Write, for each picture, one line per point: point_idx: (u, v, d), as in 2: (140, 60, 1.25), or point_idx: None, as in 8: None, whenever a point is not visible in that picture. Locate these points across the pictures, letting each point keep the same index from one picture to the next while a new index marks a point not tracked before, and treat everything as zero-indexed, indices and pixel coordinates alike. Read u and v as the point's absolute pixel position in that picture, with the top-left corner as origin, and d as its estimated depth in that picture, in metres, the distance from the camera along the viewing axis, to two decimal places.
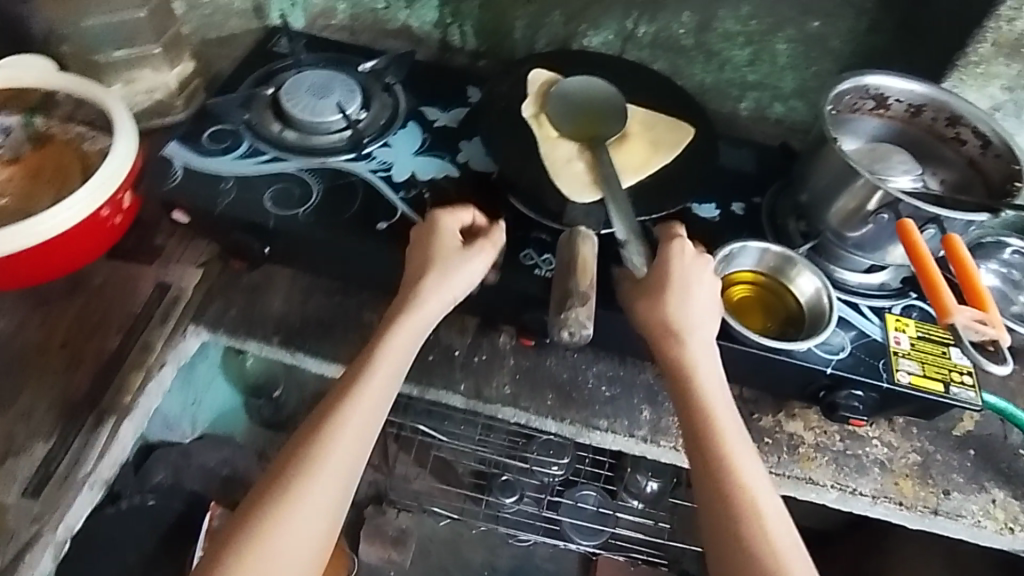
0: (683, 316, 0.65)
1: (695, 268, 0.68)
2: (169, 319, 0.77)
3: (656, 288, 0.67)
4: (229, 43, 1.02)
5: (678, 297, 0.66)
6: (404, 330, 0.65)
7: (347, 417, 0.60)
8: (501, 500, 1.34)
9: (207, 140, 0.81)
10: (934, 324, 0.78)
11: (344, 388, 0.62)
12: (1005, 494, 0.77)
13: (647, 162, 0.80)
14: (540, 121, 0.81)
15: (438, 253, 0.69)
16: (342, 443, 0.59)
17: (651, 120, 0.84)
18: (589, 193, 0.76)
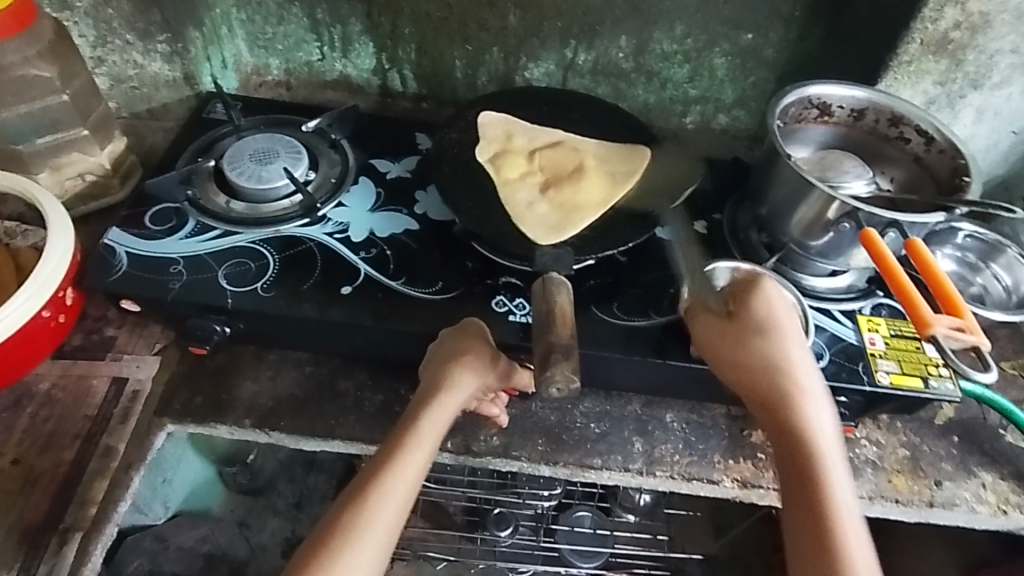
0: (771, 356, 0.61)
1: (782, 307, 0.65)
2: (130, 417, 0.72)
3: (737, 331, 0.63)
4: (160, 114, 0.98)
5: (764, 338, 0.62)
6: (439, 415, 0.62)
7: (380, 500, 0.56)
8: (497, 534, 1.28)
9: (150, 223, 0.77)
10: (903, 319, 0.80)
11: (379, 468, 0.58)
12: (993, 475, 0.79)
13: (607, 197, 0.80)
14: (496, 166, 0.81)
15: (469, 340, 0.67)
16: (376, 530, 0.54)
17: (604, 153, 0.84)
18: (555, 234, 0.76)
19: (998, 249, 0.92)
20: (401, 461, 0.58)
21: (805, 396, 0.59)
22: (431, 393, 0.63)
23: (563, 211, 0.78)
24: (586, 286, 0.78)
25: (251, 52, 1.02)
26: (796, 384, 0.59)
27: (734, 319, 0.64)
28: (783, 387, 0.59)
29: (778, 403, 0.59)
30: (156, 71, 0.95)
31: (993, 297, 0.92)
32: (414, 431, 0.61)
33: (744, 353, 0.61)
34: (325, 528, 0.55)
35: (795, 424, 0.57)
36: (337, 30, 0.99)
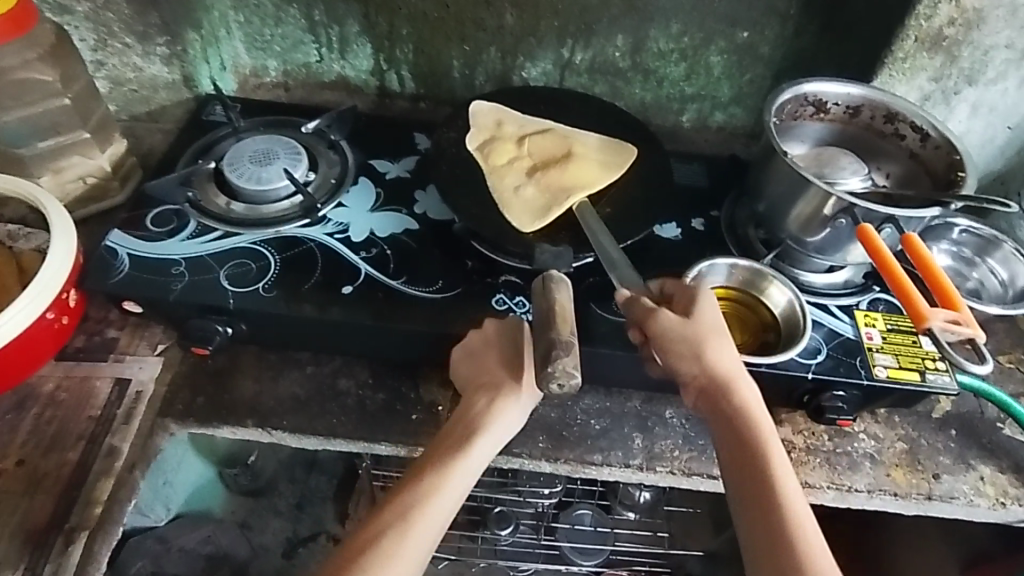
0: (720, 363, 0.62)
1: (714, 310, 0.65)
2: (133, 418, 0.73)
3: (689, 338, 0.62)
4: (159, 116, 0.98)
5: (713, 345, 0.62)
6: (487, 441, 0.62)
7: (418, 523, 0.56)
8: (498, 533, 1.29)
9: (151, 225, 0.78)
10: (900, 314, 0.80)
11: (419, 490, 0.58)
12: (991, 468, 0.80)
13: (596, 181, 0.79)
14: (486, 154, 0.82)
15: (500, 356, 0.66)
16: (413, 550, 0.55)
17: (597, 142, 0.85)
18: (539, 219, 0.76)
19: (994, 244, 0.92)
20: (442, 484, 0.59)
21: (752, 402, 0.62)
22: (473, 415, 0.63)
23: (553, 197, 0.78)
24: (586, 284, 0.79)
25: (249, 54, 1.02)
26: (742, 390, 0.62)
27: (686, 323, 0.63)
28: (732, 395, 0.62)
29: (737, 414, 0.61)
30: (155, 73, 0.95)
31: (989, 292, 0.92)
32: (459, 455, 0.61)
33: (698, 361, 0.62)
34: (359, 549, 0.55)
35: (749, 431, 0.60)
36: (335, 32, 0.99)
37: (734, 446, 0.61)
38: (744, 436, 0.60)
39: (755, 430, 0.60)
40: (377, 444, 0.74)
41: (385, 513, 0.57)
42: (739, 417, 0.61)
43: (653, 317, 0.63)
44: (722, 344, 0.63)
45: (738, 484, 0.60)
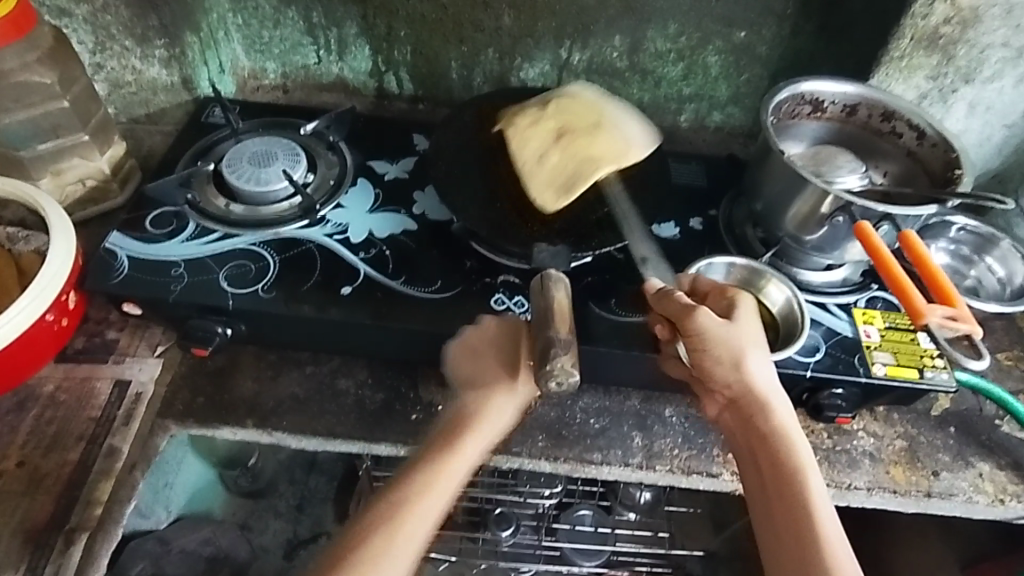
0: (760, 376, 0.62)
1: (752, 319, 0.64)
2: (133, 419, 0.73)
3: (730, 348, 0.61)
4: (158, 118, 0.98)
5: (754, 356, 0.62)
6: (482, 432, 0.61)
7: (403, 530, 0.56)
8: (499, 534, 1.29)
9: (150, 227, 0.78)
10: (898, 312, 0.80)
11: (407, 496, 0.57)
12: (990, 466, 0.80)
13: (619, 158, 0.79)
14: (512, 124, 0.83)
15: (498, 350, 0.66)
16: (396, 557, 0.55)
17: (623, 118, 0.84)
18: (560, 192, 0.78)
19: (992, 242, 0.93)
20: (428, 488, 0.58)
21: (787, 421, 0.61)
22: (467, 416, 0.63)
23: (575, 167, 0.79)
24: (584, 283, 0.79)
25: (248, 56, 1.03)
26: (778, 407, 0.61)
27: (727, 330, 0.62)
28: (769, 411, 0.61)
29: (772, 431, 0.60)
30: (154, 76, 0.95)
31: (987, 290, 0.92)
32: (448, 458, 0.60)
33: (736, 372, 0.61)
34: (344, 556, 0.55)
35: (784, 446, 0.59)
36: (334, 33, 1.00)
37: (765, 467, 0.59)
38: (779, 454, 0.59)
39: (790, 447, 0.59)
40: (376, 443, 0.74)
41: (372, 518, 0.57)
42: (774, 434, 0.60)
43: (689, 315, 0.62)
44: (762, 358, 0.62)
45: (769, 496, 0.58)
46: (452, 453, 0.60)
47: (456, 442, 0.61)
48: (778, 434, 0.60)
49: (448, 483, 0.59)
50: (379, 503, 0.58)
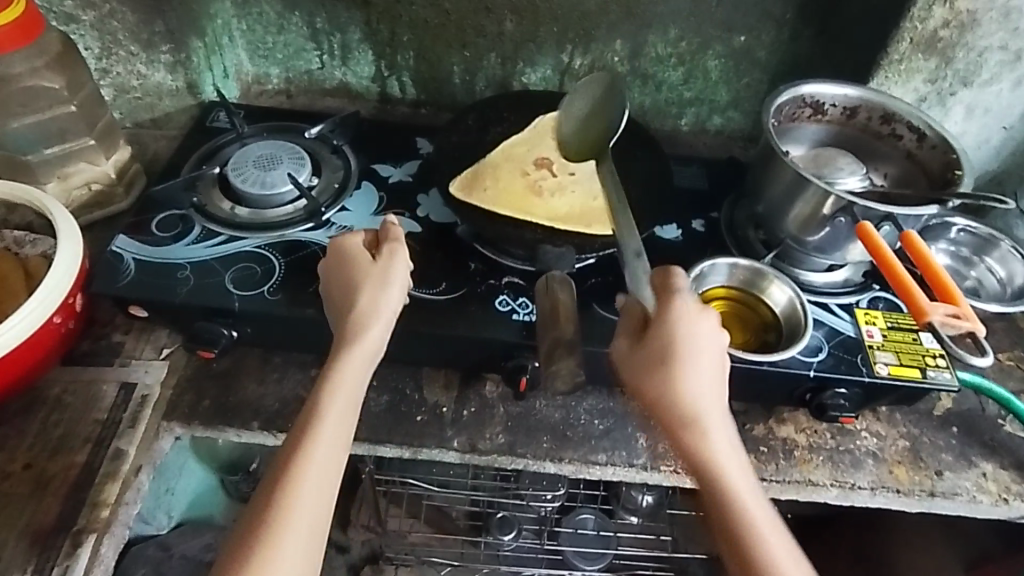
0: (662, 398, 0.57)
1: (669, 327, 0.58)
2: (139, 421, 0.73)
3: (634, 375, 0.59)
4: (163, 123, 0.99)
5: (656, 378, 0.57)
6: (357, 351, 0.61)
7: (303, 478, 0.54)
8: (500, 538, 1.36)
9: (156, 230, 0.78)
10: (900, 312, 0.81)
11: (295, 446, 0.56)
12: (993, 465, 0.80)
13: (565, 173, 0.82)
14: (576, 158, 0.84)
15: (365, 284, 0.64)
16: (304, 503, 0.53)
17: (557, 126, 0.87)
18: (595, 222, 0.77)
19: (992, 242, 0.93)
20: (314, 433, 0.56)
21: (702, 444, 0.56)
22: (342, 343, 0.62)
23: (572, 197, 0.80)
24: (588, 284, 0.79)
25: (251, 61, 1.04)
26: (692, 429, 0.56)
27: (631, 355, 0.59)
28: (682, 440, 0.56)
29: (687, 457, 0.56)
30: (159, 81, 0.96)
31: (988, 290, 0.93)
32: (327, 395, 0.59)
33: (663, 388, 0.57)
34: (255, 515, 0.53)
35: (710, 462, 0.55)
36: (337, 39, 1.01)
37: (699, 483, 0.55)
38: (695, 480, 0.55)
39: (704, 475, 0.55)
40: (381, 446, 0.76)
41: (271, 476, 0.55)
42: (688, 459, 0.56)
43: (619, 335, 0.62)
44: (679, 375, 0.57)
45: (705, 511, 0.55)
46: (330, 390, 0.59)
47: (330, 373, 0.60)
48: (698, 463, 0.55)
49: (336, 422, 0.58)
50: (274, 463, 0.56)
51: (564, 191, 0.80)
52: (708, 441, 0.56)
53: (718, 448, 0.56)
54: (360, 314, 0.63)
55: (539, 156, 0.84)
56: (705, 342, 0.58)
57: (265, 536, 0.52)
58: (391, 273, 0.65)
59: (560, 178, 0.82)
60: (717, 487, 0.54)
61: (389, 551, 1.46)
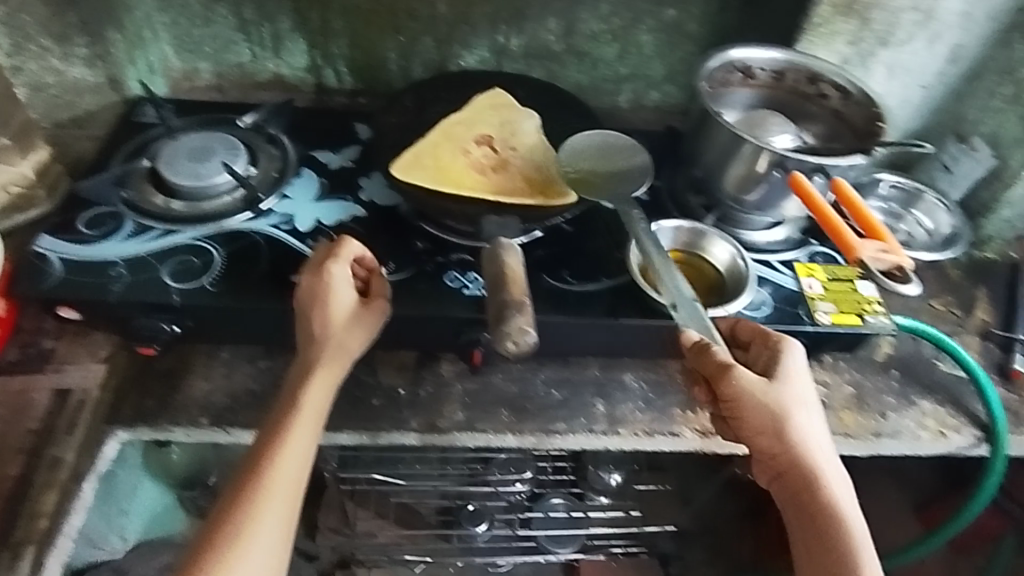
0: (803, 439, 0.62)
1: (798, 372, 0.64)
2: (77, 426, 0.70)
3: (772, 411, 0.62)
4: (86, 121, 0.93)
5: (796, 419, 0.62)
6: (326, 370, 0.63)
7: (270, 491, 0.57)
8: (472, 530, 1.37)
9: (84, 227, 0.75)
10: (837, 265, 0.84)
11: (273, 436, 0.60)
12: (931, 404, 0.84)
13: (503, 152, 0.82)
14: (511, 131, 0.84)
15: (342, 323, 0.65)
16: (269, 514, 0.56)
17: (482, 108, 0.86)
18: (546, 196, 0.77)
19: (917, 195, 0.99)
20: (289, 432, 0.59)
21: (835, 490, 0.61)
22: (309, 363, 0.63)
23: (515, 172, 0.79)
24: (535, 256, 0.80)
25: (178, 56, 1.00)
26: (828, 469, 0.61)
27: (766, 391, 0.62)
28: (817, 482, 0.61)
29: (820, 493, 0.60)
30: (76, 77, 0.90)
31: (918, 240, 0.96)
32: (294, 409, 0.61)
33: (778, 432, 0.62)
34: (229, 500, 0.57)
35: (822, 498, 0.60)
36: (267, 29, 0.98)
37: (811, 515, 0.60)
38: (825, 523, 0.60)
39: (841, 518, 0.60)
40: (337, 433, 0.74)
41: (235, 487, 0.57)
42: (821, 501, 0.60)
43: (731, 375, 0.61)
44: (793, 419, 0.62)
45: (809, 545, 0.60)
46: (297, 406, 0.61)
47: (301, 385, 0.62)
48: (834, 505, 0.60)
49: (304, 437, 0.60)
50: (236, 476, 0.58)
51: (506, 168, 0.80)
52: (839, 486, 0.61)
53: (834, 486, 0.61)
54: (331, 338, 0.64)
55: (477, 135, 0.83)
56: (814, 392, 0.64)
57: (230, 549, 0.54)
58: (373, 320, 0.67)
59: (499, 155, 0.81)
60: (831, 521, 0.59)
61: (359, 554, 1.44)
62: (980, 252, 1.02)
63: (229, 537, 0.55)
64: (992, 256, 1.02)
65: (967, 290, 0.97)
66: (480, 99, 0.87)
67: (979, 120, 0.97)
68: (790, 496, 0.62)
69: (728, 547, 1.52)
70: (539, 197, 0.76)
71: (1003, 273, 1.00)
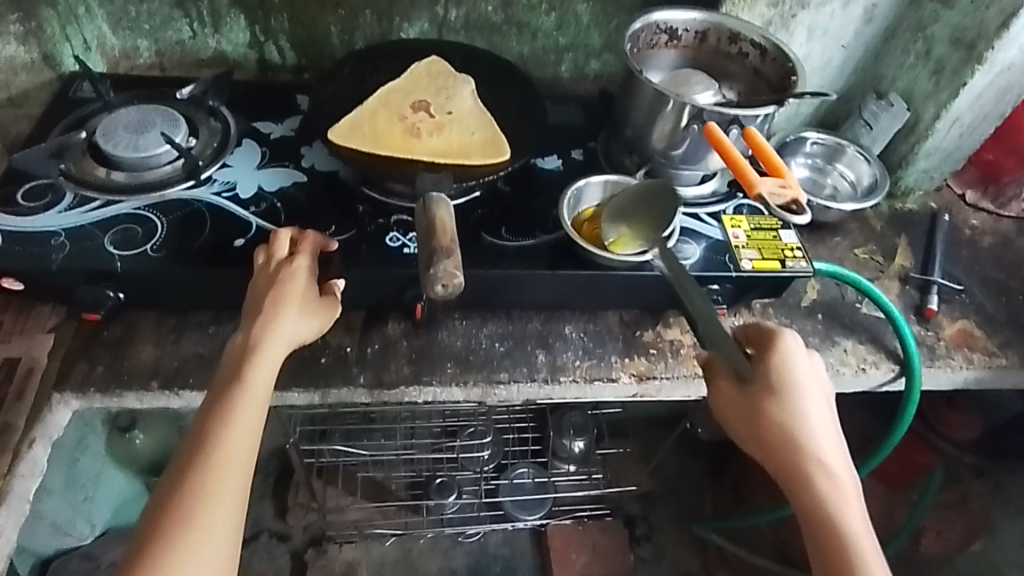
0: (791, 432, 0.64)
1: (788, 367, 0.67)
2: (27, 393, 0.71)
3: (753, 406, 0.65)
4: (22, 101, 0.93)
5: (779, 414, 0.64)
6: (273, 346, 0.64)
7: (225, 462, 0.57)
8: (443, 501, 1.39)
9: (23, 201, 0.76)
10: (761, 216, 0.89)
11: (221, 410, 0.60)
12: (853, 342, 0.90)
13: (441, 116, 0.84)
14: (447, 95, 0.87)
15: (291, 303, 0.67)
16: (226, 483, 0.57)
17: (418, 76, 0.89)
18: (482, 156, 0.80)
19: (839, 150, 1.05)
20: (239, 407, 0.60)
21: (828, 482, 0.62)
22: (256, 339, 0.64)
23: (452, 134, 0.82)
24: (474, 216, 0.83)
25: (115, 34, 1.00)
26: (820, 462, 0.63)
27: (746, 391, 0.65)
28: (806, 475, 0.62)
29: (812, 486, 0.62)
30: (10, 54, 0.90)
31: (843, 193, 1.04)
32: (240, 385, 0.62)
33: (766, 429, 0.64)
34: (180, 476, 0.57)
35: (812, 491, 0.62)
36: (205, 5, 0.98)
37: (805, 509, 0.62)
38: (818, 516, 0.61)
39: (835, 512, 0.60)
40: (287, 392, 0.77)
41: (185, 461, 0.57)
42: (812, 494, 0.61)
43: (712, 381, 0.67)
44: (778, 414, 0.64)
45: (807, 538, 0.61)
46: (243, 381, 0.62)
47: (250, 363, 0.63)
48: (826, 497, 0.61)
49: (253, 410, 0.61)
50: (185, 452, 0.58)
51: (442, 131, 0.82)
52: (835, 481, 0.62)
53: (827, 479, 0.62)
54: (280, 316, 0.66)
55: (414, 101, 0.86)
56: (809, 386, 0.66)
57: (190, 520, 0.55)
58: (321, 311, 0.69)
59: (436, 118, 0.84)
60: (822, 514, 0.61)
61: (330, 530, 1.44)
62: (902, 203, 1.09)
63: (187, 509, 0.55)
64: (913, 206, 1.08)
65: (890, 238, 1.03)
66: (418, 67, 0.90)
67: (896, 76, 1.03)
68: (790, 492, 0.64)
69: (688, 504, 1.57)
70: (473, 157, 0.79)
71: (922, 222, 1.06)
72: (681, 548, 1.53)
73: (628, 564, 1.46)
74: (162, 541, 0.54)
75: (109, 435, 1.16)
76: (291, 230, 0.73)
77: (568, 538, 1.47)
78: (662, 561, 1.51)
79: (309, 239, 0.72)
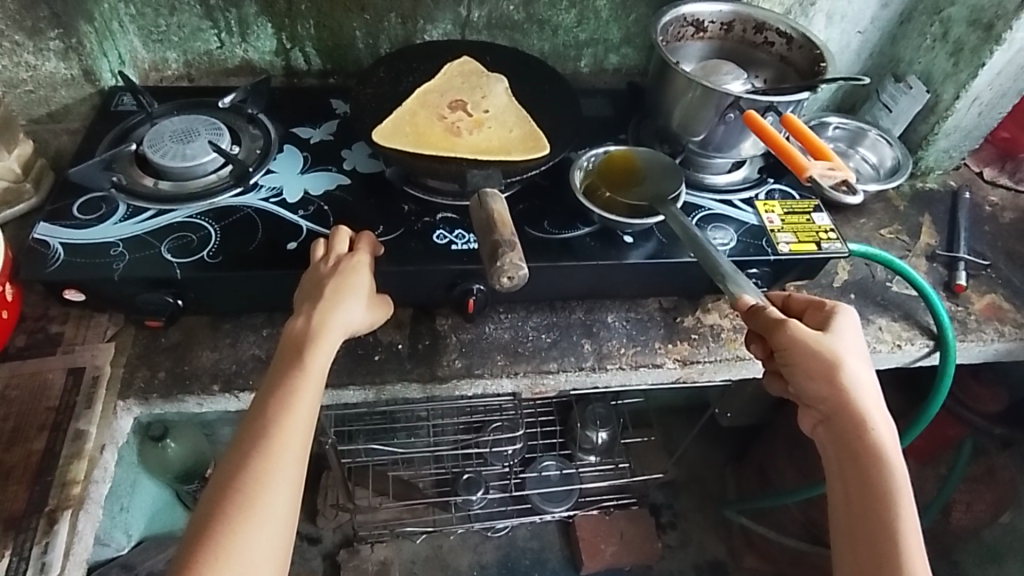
0: (853, 385, 0.64)
1: (851, 332, 0.68)
2: (95, 400, 0.72)
3: (824, 359, 0.65)
4: (62, 116, 0.95)
5: (847, 367, 0.65)
6: (332, 334, 0.65)
7: (281, 447, 0.59)
8: (470, 497, 1.40)
9: (79, 213, 0.77)
10: (793, 199, 0.91)
11: (284, 391, 0.61)
12: (887, 320, 0.92)
13: (479, 114, 0.86)
14: (483, 94, 0.89)
15: (346, 293, 0.68)
16: (282, 470, 0.58)
17: (454, 76, 0.91)
18: (524, 152, 0.82)
19: (861, 134, 1.07)
20: (299, 393, 0.62)
21: (887, 441, 0.63)
22: (315, 327, 0.65)
23: (491, 132, 0.84)
24: (517, 210, 0.85)
25: (146, 48, 1.01)
26: (875, 420, 0.64)
27: (820, 341, 0.65)
28: (867, 429, 0.63)
29: (866, 438, 0.63)
30: (51, 71, 0.90)
31: (866, 174, 1.05)
32: (300, 372, 0.63)
33: (829, 384, 0.65)
34: (243, 455, 0.58)
35: (866, 445, 0.63)
36: (233, 15, 0.99)
37: (855, 456, 0.63)
38: (872, 471, 0.62)
39: (886, 464, 0.62)
40: (344, 389, 0.79)
41: (245, 442, 0.59)
42: (869, 449, 0.63)
43: (781, 328, 0.66)
44: (845, 369, 0.65)
45: (847, 485, 0.63)
46: (303, 368, 0.63)
47: (310, 349, 0.64)
48: (879, 450, 0.63)
49: (309, 398, 0.62)
50: (246, 434, 0.60)
51: (481, 128, 0.84)
52: (888, 438, 0.63)
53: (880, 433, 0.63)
54: (339, 303, 0.67)
55: (451, 101, 0.87)
56: (866, 351, 0.68)
57: (250, 501, 0.56)
58: (374, 305, 0.71)
59: (474, 117, 0.85)
60: (874, 464, 0.62)
61: (361, 530, 1.42)
62: (923, 182, 1.11)
63: (244, 493, 0.56)
64: (933, 185, 1.11)
65: (914, 217, 1.05)
66: (453, 66, 0.92)
67: (913, 59, 1.05)
68: (837, 440, 0.65)
69: (712, 491, 1.59)
70: (515, 152, 0.81)
71: (944, 200, 1.08)
72: (707, 532, 1.55)
73: (657, 552, 1.48)
74: (224, 523, 0.55)
75: (143, 443, 1.14)
76: (350, 228, 0.76)
77: (596, 527, 1.49)
78: (688, 547, 1.53)
79: (367, 237, 0.75)
